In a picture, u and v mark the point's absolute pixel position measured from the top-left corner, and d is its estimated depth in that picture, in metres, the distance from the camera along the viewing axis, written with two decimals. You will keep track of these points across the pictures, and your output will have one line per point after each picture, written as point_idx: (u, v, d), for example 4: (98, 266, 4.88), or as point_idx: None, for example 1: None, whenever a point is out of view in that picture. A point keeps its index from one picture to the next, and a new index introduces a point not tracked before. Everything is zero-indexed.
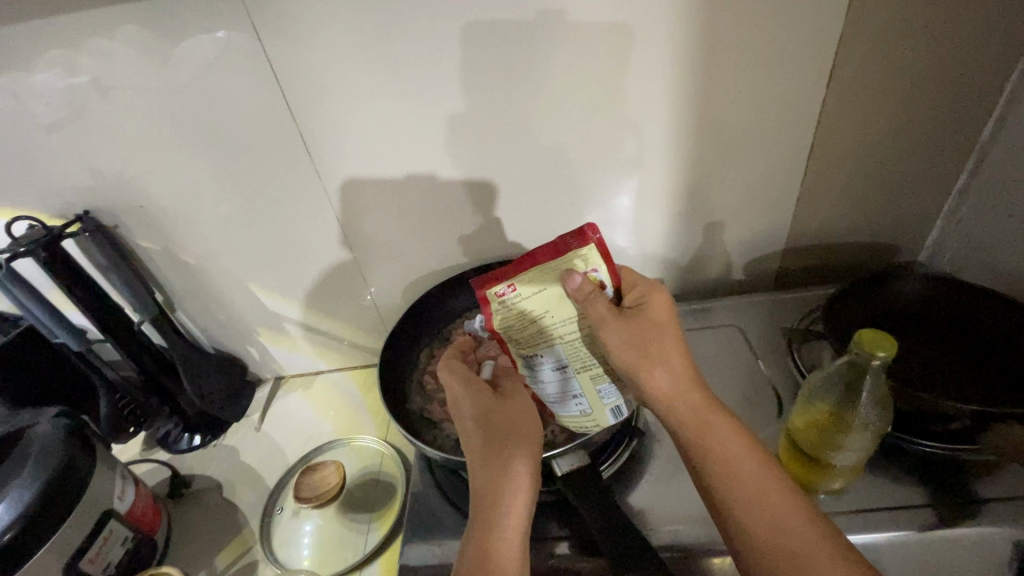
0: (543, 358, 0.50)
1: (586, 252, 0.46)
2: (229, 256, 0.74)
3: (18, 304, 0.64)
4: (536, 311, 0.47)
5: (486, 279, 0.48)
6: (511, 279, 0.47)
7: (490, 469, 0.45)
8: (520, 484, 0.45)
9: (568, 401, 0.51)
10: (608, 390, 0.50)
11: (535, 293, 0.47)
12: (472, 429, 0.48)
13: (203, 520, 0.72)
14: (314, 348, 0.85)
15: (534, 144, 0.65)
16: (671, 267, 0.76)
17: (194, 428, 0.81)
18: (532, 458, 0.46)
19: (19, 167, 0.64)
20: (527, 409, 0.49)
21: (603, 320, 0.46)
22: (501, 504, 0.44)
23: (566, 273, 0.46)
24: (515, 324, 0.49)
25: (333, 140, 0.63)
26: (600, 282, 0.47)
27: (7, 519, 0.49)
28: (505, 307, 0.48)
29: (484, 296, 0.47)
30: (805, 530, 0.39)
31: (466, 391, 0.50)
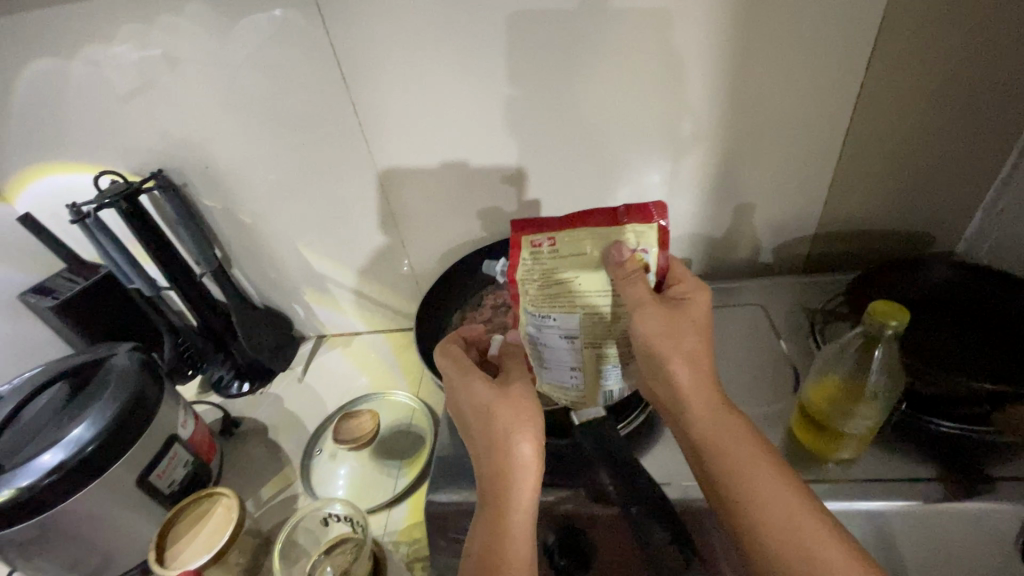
0: (555, 323, 0.50)
1: (645, 230, 0.47)
2: (282, 219, 0.80)
3: (101, 251, 0.72)
4: (566, 272, 0.48)
5: (529, 225, 0.49)
6: (554, 234, 0.48)
7: (494, 458, 0.47)
8: (528, 469, 0.46)
9: (565, 372, 0.52)
10: (609, 371, 0.51)
11: (573, 254, 0.48)
12: (475, 419, 0.49)
13: (251, 456, 0.79)
14: (355, 310, 0.91)
15: (573, 121, 0.67)
16: (700, 247, 0.78)
17: (244, 375, 0.87)
18: (537, 444, 0.47)
19: (105, 128, 0.71)
20: (528, 393, 0.49)
21: (642, 303, 0.46)
22: (511, 490, 0.45)
23: (617, 242, 0.46)
24: (542, 277, 0.49)
25: (382, 113, 0.68)
26: (648, 264, 0.48)
27: (91, 433, 0.57)
28: (538, 257, 0.49)
29: (519, 241, 0.50)
30: (815, 531, 0.39)
31: (466, 380, 0.51)
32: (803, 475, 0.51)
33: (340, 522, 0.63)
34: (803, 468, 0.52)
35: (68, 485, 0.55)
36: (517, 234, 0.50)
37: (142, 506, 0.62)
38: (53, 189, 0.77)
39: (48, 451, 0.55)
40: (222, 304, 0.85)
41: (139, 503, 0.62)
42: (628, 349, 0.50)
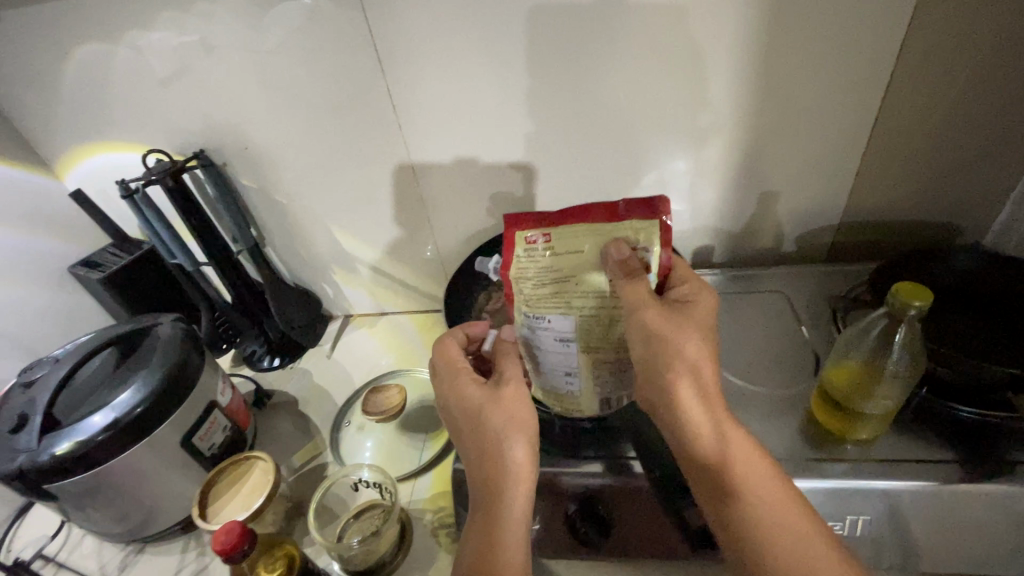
0: (549, 325, 0.52)
1: (646, 228, 0.49)
2: (314, 200, 0.82)
3: (147, 226, 0.76)
4: (563, 269, 0.50)
5: (525, 222, 0.52)
6: (549, 231, 0.51)
7: (489, 464, 0.47)
8: (519, 476, 0.46)
9: (560, 376, 0.54)
10: (603, 377, 0.53)
11: (570, 251, 0.50)
12: (466, 424, 0.50)
13: (282, 426, 0.82)
14: (381, 290, 0.94)
15: (602, 107, 0.68)
16: (723, 235, 0.78)
17: (275, 350, 0.91)
18: (530, 449, 0.47)
19: (152, 108, 0.74)
20: (522, 397, 0.49)
21: (641, 303, 0.47)
22: (503, 498, 0.46)
23: (616, 240, 0.48)
24: (537, 275, 0.51)
25: (415, 98, 0.69)
26: (648, 263, 0.49)
27: (139, 396, 0.60)
28: (534, 254, 0.51)
29: (513, 237, 0.52)
30: (818, 552, 0.40)
31: (456, 385, 0.52)
32: (821, 454, 0.53)
33: (368, 488, 0.66)
34: (823, 448, 0.54)
35: (118, 444, 0.58)
36: (511, 230, 0.53)
37: (183, 466, 0.66)
38: (102, 167, 0.81)
39: (97, 413, 0.58)
40: (257, 282, 0.89)
41: (181, 463, 0.65)
42: (624, 356, 0.52)
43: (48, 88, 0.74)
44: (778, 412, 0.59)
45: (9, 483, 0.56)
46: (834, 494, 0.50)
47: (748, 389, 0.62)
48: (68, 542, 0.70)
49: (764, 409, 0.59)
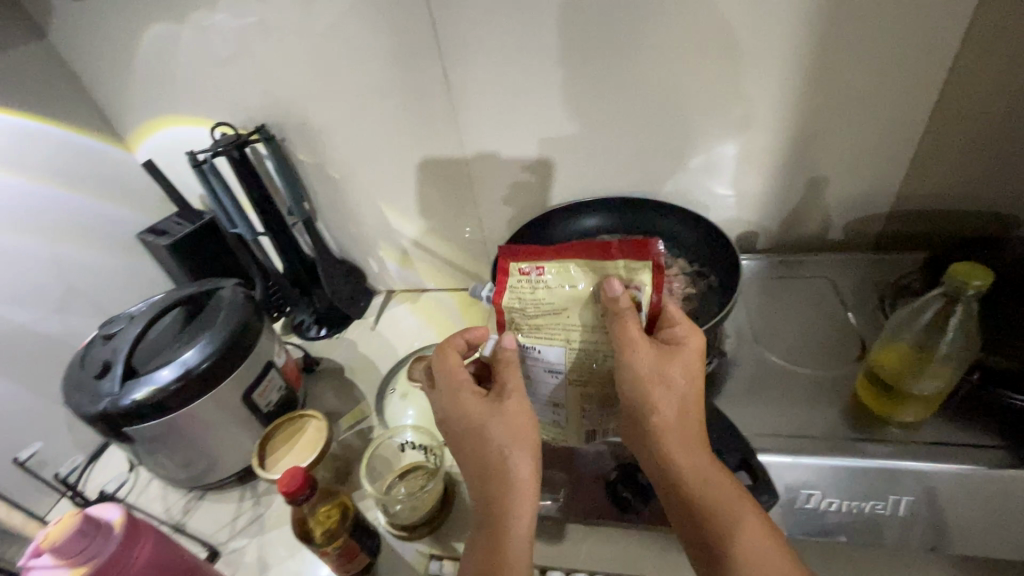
0: (539, 353, 0.51)
1: (639, 267, 0.47)
2: (364, 176, 0.85)
3: (214, 197, 0.83)
4: (555, 303, 0.50)
5: (519, 253, 0.52)
6: (541, 263, 0.50)
7: (492, 482, 0.46)
8: (522, 494, 0.45)
9: (546, 407, 0.54)
10: (592, 412, 0.52)
11: (563, 285, 0.49)
12: (466, 438, 0.48)
13: (328, 391, 0.87)
14: (424, 267, 0.97)
15: (653, 87, 0.68)
16: (769, 220, 0.78)
17: (323, 321, 0.95)
18: (534, 463, 0.47)
19: (218, 83, 0.78)
20: (525, 408, 0.48)
21: (636, 342, 0.45)
22: (506, 518, 0.45)
23: (608, 277, 0.47)
24: (530, 307, 0.51)
25: (468, 76, 0.71)
26: (639, 303, 0.47)
27: (203, 353, 0.64)
28: (527, 285, 0.51)
29: (508, 267, 0.52)
30: None
31: (455, 397, 0.50)
32: (863, 434, 0.54)
33: (414, 450, 0.68)
34: (865, 429, 0.54)
35: (188, 394, 0.63)
36: (505, 260, 0.52)
37: (243, 419, 0.70)
38: (171, 139, 0.86)
39: (166, 367, 0.63)
40: (308, 254, 0.94)
41: (242, 417, 0.70)
42: (612, 392, 0.51)
43: (126, 62, 0.78)
44: (821, 396, 0.59)
45: (92, 424, 0.61)
46: (878, 474, 0.50)
47: (789, 369, 0.63)
48: (136, 485, 0.76)
49: (806, 392, 0.60)
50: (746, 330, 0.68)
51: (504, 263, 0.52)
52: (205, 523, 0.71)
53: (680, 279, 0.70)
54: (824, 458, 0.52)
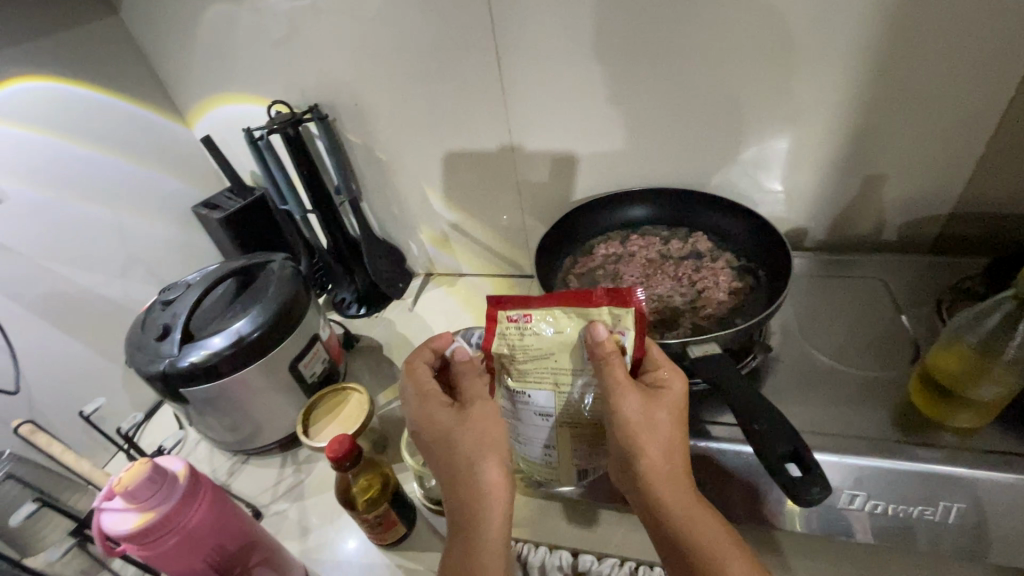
0: (529, 398, 0.51)
1: (623, 313, 0.48)
2: (410, 158, 0.87)
3: (268, 172, 0.85)
4: (544, 348, 0.50)
5: (505, 301, 0.51)
6: (529, 309, 0.50)
7: (463, 491, 0.47)
8: (495, 499, 0.46)
9: (536, 447, 0.54)
10: (581, 451, 0.53)
11: (552, 331, 0.49)
12: (436, 450, 0.49)
13: (366, 367, 0.89)
14: (462, 251, 0.98)
15: (708, 75, 0.66)
16: (820, 218, 0.75)
17: (363, 300, 0.98)
18: (504, 470, 0.47)
19: (274, 61, 0.80)
20: (491, 414, 0.49)
21: (622, 388, 0.46)
22: (478, 527, 0.45)
23: (593, 322, 0.48)
24: (520, 352, 0.50)
25: (519, 59, 0.71)
26: (622, 346, 0.48)
27: (254, 324, 0.66)
28: (515, 333, 0.50)
29: (496, 315, 0.51)
30: None
31: (424, 409, 0.50)
32: (912, 438, 0.52)
33: None
34: (916, 434, 0.53)
35: (238, 360, 0.65)
36: (493, 307, 0.51)
37: (287, 388, 0.73)
38: (227, 116, 0.89)
39: (219, 334, 0.65)
40: (352, 233, 0.96)
41: (286, 386, 0.72)
42: (599, 432, 0.52)
43: (189, 39, 0.81)
44: (869, 396, 0.58)
45: (151, 382, 0.64)
46: (926, 478, 0.49)
47: (835, 367, 0.62)
48: (185, 445, 0.80)
49: (853, 391, 0.59)
50: (791, 326, 0.67)
51: (492, 312, 0.51)
52: (248, 485, 0.74)
53: (725, 273, 0.69)
54: (878, 460, 0.50)
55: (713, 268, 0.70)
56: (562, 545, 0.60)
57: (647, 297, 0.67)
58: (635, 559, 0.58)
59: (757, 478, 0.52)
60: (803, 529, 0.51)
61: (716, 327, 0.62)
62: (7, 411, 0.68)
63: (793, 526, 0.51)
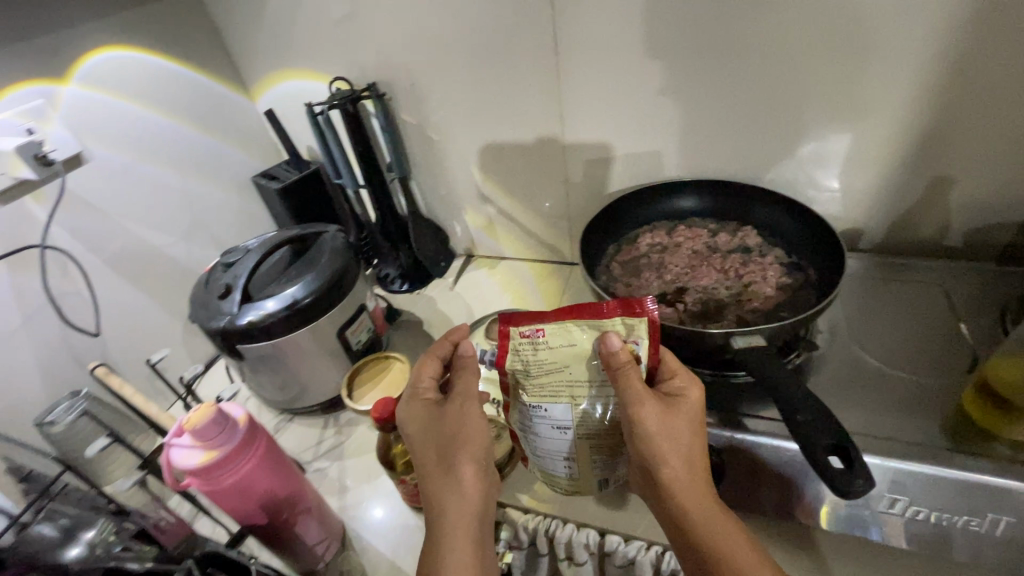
0: (546, 412, 0.51)
1: (634, 323, 0.49)
2: (460, 139, 0.88)
3: (326, 146, 0.89)
4: (557, 362, 0.50)
5: (517, 318, 0.52)
6: (542, 324, 0.51)
7: (436, 484, 0.48)
8: (465, 494, 0.47)
9: (558, 462, 0.53)
10: (600, 462, 0.52)
11: (565, 344, 0.50)
12: (418, 442, 0.50)
13: (406, 341, 0.92)
14: (505, 234, 0.99)
15: (770, 65, 0.65)
16: (879, 219, 0.73)
17: (406, 276, 1.01)
18: (477, 470, 0.48)
19: (336, 39, 0.83)
20: (468, 413, 0.50)
21: (640, 397, 0.46)
22: (444, 520, 0.46)
23: (606, 332, 0.48)
24: (534, 368, 0.51)
25: (575, 44, 0.71)
26: (638, 355, 0.49)
27: (308, 289, 0.70)
28: (529, 348, 0.51)
29: (509, 331, 0.52)
30: None
31: (413, 405, 0.53)
32: (963, 448, 0.51)
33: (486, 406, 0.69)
34: (969, 444, 0.51)
35: (291, 323, 0.68)
36: (506, 325, 0.53)
37: (333, 354, 0.76)
38: (290, 91, 0.92)
39: (272, 298, 0.68)
40: (400, 211, 0.99)
41: (332, 351, 0.76)
42: (618, 441, 0.51)
43: (259, 16, 0.85)
44: (920, 402, 0.56)
45: (213, 337, 0.69)
46: (976, 489, 0.47)
47: (886, 372, 0.60)
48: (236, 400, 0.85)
49: (904, 397, 0.57)
50: (840, 327, 0.66)
51: (505, 330, 0.53)
52: (293, 442, 0.78)
53: (774, 268, 0.68)
54: (922, 465, 0.49)
55: (761, 263, 0.69)
56: (590, 524, 0.61)
57: (692, 288, 0.66)
58: (661, 544, 0.58)
59: (800, 475, 0.52)
60: (833, 528, 0.50)
61: (760, 320, 0.61)
62: (84, 352, 0.74)
63: (824, 525, 0.51)
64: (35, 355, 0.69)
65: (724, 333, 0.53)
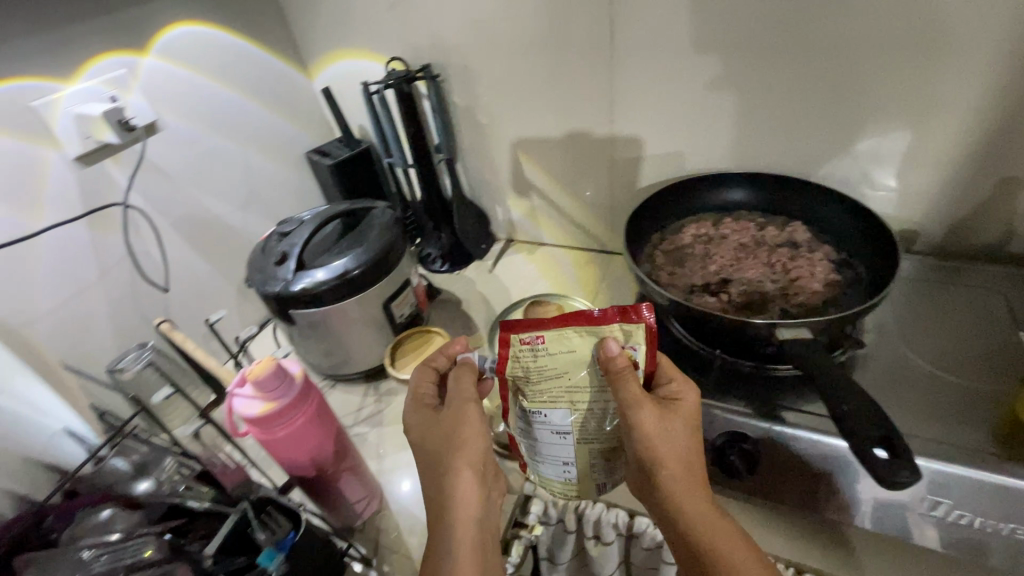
0: (545, 417, 0.51)
1: (632, 329, 0.48)
2: (508, 123, 0.89)
3: (379, 125, 0.91)
4: (557, 368, 0.49)
5: (515, 323, 0.50)
6: (541, 330, 0.49)
7: (436, 486, 0.49)
8: (463, 500, 0.47)
9: (558, 467, 0.52)
10: (599, 466, 0.52)
11: (565, 350, 0.49)
12: (420, 447, 0.52)
13: (445, 318, 0.94)
14: (546, 220, 1.00)
15: (834, 56, 0.63)
16: (938, 220, 0.70)
17: (447, 256, 1.03)
18: (475, 474, 0.48)
19: (395, 19, 0.85)
20: (467, 416, 0.51)
21: (638, 401, 0.46)
22: (443, 521, 0.47)
23: (603, 338, 0.48)
24: (534, 374, 0.50)
25: (633, 29, 0.70)
26: (635, 361, 0.49)
27: (357, 262, 0.72)
28: (529, 354, 0.50)
29: (508, 338, 0.50)
30: None
31: (415, 412, 0.54)
32: (1016, 456, 0.49)
33: None
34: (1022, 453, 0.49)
35: (340, 292, 0.71)
36: (504, 331, 0.50)
37: (376, 325, 0.79)
38: (347, 69, 0.95)
39: (322, 269, 0.71)
40: (444, 192, 1.01)
41: (375, 323, 0.79)
42: (618, 445, 0.51)
43: None
44: (970, 407, 0.55)
45: (268, 301, 0.72)
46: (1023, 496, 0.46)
47: (936, 374, 0.58)
48: None
49: (954, 401, 0.56)
50: (889, 327, 0.64)
51: (504, 336, 0.50)
52: (334, 407, 0.82)
53: (823, 265, 0.67)
54: (968, 469, 0.48)
55: (810, 258, 0.68)
56: (619, 504, 0.62)
57: (737, 280, 0.66)
58: None
59: (857, 476, 0.51)
60: (872, 527, 0.49)
61: (806, 315, 0.60)
62: (150, 309, 0.80)
63: (863, 523, 0.50)
64: (108, 308, 0.74)
65: (770, 325, 0.53)
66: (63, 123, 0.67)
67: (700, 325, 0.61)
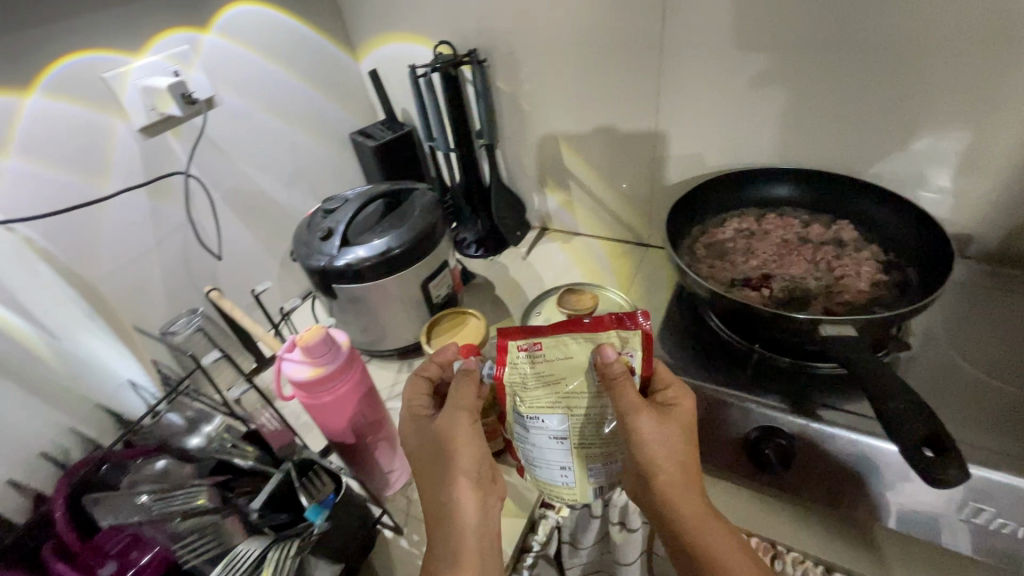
0: (543, 422, 0.49)
1: (628, 336, 0.49)
2: (550, 111, 0.89)
3: (423, 108, 0.93)
4: (556, 374, 0.49)
5: (513, 330, 0.50)
6: (539, 336, 0.49)
7: (434, 493, 0.50)
8: (459, 509, 0.48)
9: (557, 470, 0.51)
10: (596, 469, 0.51)
11: (563, 356, 0.49)
12: (420, 457, 0.53)
13: (477, 302, 0.95)
14: (582, 209, 1.00)
15: (895, 50, 0.61)
16: (996, 225, 0.68)
17: (481, 242, 1.04)
18: (471, 481, 0.49)
19: (445, 3, 0.86)
20: (460, 424, 0.51)
21: (637, 407, 0.46)
22: (442, 526, 0.48)
23: (601, 346, 0.48)
24: (532, 380, 0.49)
25: (686, 18, 0.69)
26: (632, 367, 0.49)
27: (397, 242, 0.74)
28: (527, 361, 0.49)
29: (506, 344, 0.49)
30: None
31: (412, 423, 0.54)
32: None
33: None
34: None
35: (380, 270, 0.73)
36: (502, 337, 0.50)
37: (411, 305, 0.81)
38: (394, 53, 0.96)
39: (362, 247, 0.73)
40: (482, 178, 1.02)
41: (411, 303, 0.80)
42: (615, 449, 0.51)
43: None
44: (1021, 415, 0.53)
45: (313, 275, 0.75)
46: None
47: (986, 380, 0.57)
48: None
49: (1004, 407, 0.54)
50: (937, 332, 0.63)
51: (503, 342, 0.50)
52: None
53: (870, 265, 0.65)
54: (1017, 479, 0.46)
55: (855, 258, 0.66)
56: None
57: (779, 276, 0.65)
58: None
59: (895, 480, 0.50)
60: (896, 526, 0.50)
61: (851, 314, 0.59)
62: (200, 277, 0.83)
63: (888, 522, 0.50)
64: (163, 275, 0.78)
65: (812, 320, 0.53)
66: (130, 94, 0.70)
67: (742, 320, 0.61)
